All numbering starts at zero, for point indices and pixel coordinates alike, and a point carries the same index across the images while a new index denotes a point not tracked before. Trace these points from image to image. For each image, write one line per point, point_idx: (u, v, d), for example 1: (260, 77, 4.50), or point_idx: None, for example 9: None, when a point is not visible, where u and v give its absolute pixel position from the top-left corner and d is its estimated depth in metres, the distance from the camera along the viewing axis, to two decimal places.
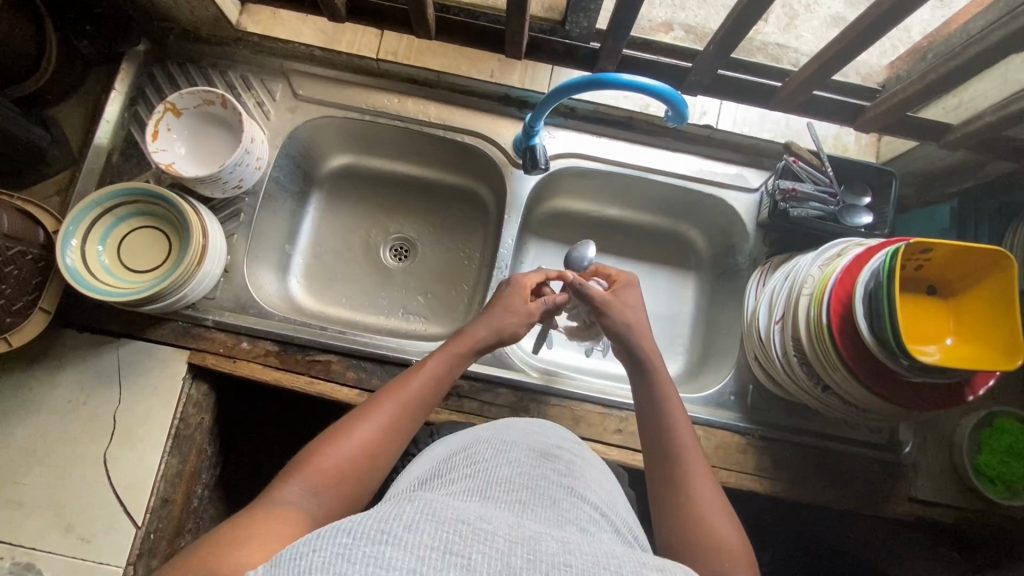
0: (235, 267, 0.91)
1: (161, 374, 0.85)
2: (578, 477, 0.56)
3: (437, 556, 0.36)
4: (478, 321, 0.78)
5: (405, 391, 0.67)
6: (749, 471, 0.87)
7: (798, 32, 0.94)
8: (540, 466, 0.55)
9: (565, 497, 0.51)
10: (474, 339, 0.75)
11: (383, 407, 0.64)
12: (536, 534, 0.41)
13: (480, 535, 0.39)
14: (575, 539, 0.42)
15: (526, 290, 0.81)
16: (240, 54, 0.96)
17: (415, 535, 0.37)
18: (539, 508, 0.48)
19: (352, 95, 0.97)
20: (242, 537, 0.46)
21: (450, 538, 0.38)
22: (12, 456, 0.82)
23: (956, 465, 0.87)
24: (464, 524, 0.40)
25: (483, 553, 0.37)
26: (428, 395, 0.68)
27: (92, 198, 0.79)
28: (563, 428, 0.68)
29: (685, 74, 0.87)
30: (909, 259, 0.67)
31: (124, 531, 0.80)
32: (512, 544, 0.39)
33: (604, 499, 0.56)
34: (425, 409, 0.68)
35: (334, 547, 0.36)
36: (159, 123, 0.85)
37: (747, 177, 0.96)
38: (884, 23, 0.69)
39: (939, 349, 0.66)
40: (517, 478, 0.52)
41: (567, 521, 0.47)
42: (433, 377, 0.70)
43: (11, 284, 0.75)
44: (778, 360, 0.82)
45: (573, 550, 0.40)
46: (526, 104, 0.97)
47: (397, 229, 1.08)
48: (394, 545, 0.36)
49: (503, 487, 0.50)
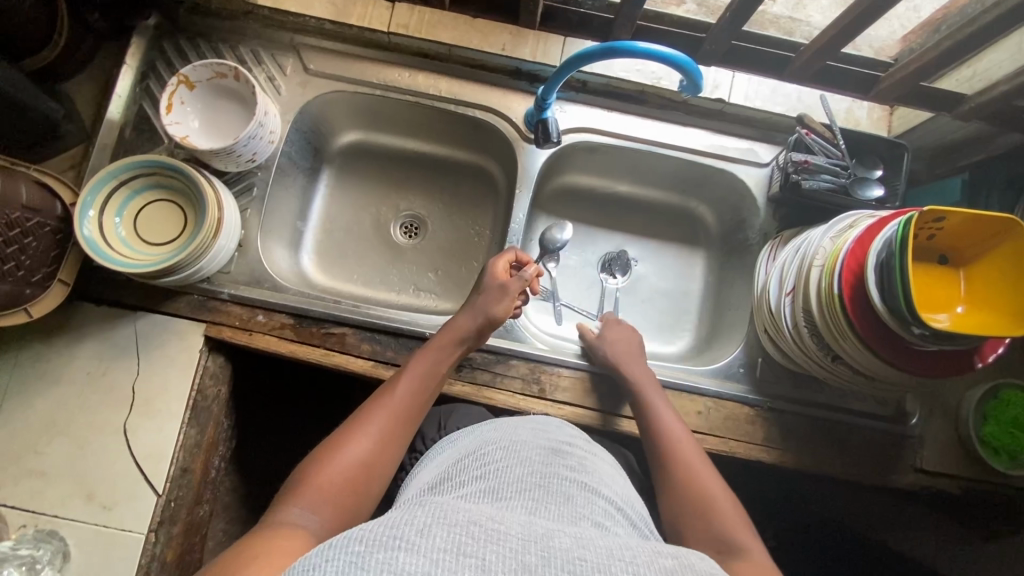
0: (249, 241, 0.92)
1: (178, 346, 0.86)
2: (590, 472, 0.58)
3: (451, 558, 0.37)
4: (459, 315, 0.80)
5: (395, 395, 0.68)
6: (758, 442, 0.88)
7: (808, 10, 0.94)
8: (550, 463, 0.56)
9: (577, 492, 0.53)
10: (457, 332, 0.78)
11: (374, 418, 0.65)
12: (548, 531, 0.43)
13: (493, 536, 0.40)
14: (588, 535, 0.44)
15: (498, 273, 0.83)
16: (250, 28, 0.96)
17: (427, 539, 0.39)
18: (552, 505, 0.50)
19: (362, 69, 0.96)
20: (253, 555, 0.46)
21: (463, 540, 0.39)
22: (33, 427, 0.83)
23: (961, 436, 0.88)
24: (476, 525, 0.41)
25: (497, 552, 0.39)
26: (419, 394, 0.70)
27: (109, 170, 0.79)
28: (567, 424, 0.69)
29: (700, 44, 0.86)
30: (922, 228, 0.67)
31: (145, 499, 0.82)
32: (526, 543, 0.40)
33: (617, 493, 0.58)
34: (418, 410, 0.69)
35: (345, 557, 0.37)
36: (172, 96, 0.85)
37: (758, 152, 0.96)
38: None
39: (950, 316, 0.67)
40: (528, 476, 0.53)
41: (580, 517, 0.49)
42: (422, 375, 0.72)
43: (30, 256, 0.75)
44: (789, 331, 0.83)
45: (586, 546, 0.42)
46: (537, 78, 0.97)
47: (407, 206, 1.08)
48: (406, 550, 0.37)
49: (514, 486, 0.52)
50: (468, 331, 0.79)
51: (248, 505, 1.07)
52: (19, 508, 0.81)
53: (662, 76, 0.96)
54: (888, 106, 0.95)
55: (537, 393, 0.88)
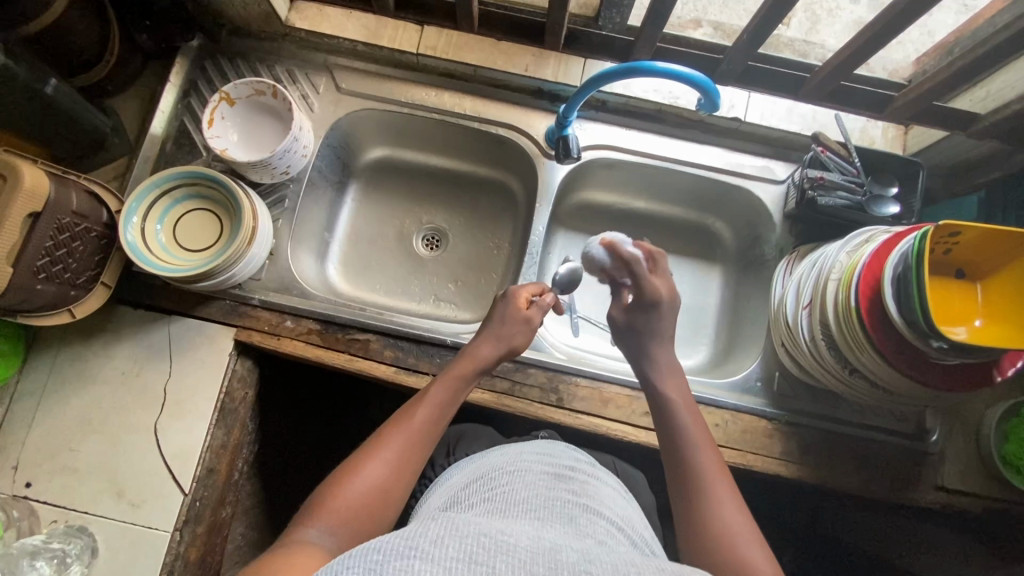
0: (279, 251, 0.95)
1: (209, 350, 0.90)
2: (593, 495, 0.59)
3: (464, 566, 0.39)
4: (482, 342, 0.79)
5: (412, 422, 0.68)
6: (776, 456, 0.88)
7: (822, 35, 0.97)
8: (554, 487, 0.58)
9: (582, 513, 0.54)
10: (478, 360, 0.77)
11: (393, 443, 0.65)
12: (555, 547, 0.44)
13: (503, 548, 0.42)
14: (594, 551, 0.45)
15: (520, 301, 0.83)
16: (287, 49, 1.02)
17: (441, 549, 0.40)
18: (558, 522, 0.51)
19: (391, 88, 1.01)
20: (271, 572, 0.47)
21: (474, 551, 0.41)
22: (69, 424, 0.86)
23: (983, 455, 0.87)
24: (486, 538, 0.42)
25: (508, 563, 0.40)
26: (435, 421, 0.69)
27: (153, 180, 0.84)
28: (575, 451, 0.72)
29: (717, 64, 0.89)
30: (937, 243, 0.68)
31: (172, 497, 0.84)
32: (534, 556, 0.42)
33: (619, 515, 0.59)
34: (433, 436, 0.69)
35: (364, 564, 0.38)
36: (214, 111, 0.90)
37: (774, 169, 0.98)
38: (915, 9, 0.70)
39: (968, 329, 0.67)
40: (534, 499, 0.55)
41: (586, 534, 0.50)
42: (439, 402, 0.71)
43: (77, 259, 0.80)
44: (806, 343, 0.84)
45: (591, 560, 0.43)
46: (557, 98, 1.00)
47: (429, 219, 1.12)
48: (422, 558, 0.39)
49: (520, 506, 0.54)
50: (488, 361, 0.78)
51: (269, 509, 1.09)
52: (52, 503, 0.83)
53: (679, 96, 0.99)
54: (903, 126, 0.97)
55: (555, 402, 0.90)
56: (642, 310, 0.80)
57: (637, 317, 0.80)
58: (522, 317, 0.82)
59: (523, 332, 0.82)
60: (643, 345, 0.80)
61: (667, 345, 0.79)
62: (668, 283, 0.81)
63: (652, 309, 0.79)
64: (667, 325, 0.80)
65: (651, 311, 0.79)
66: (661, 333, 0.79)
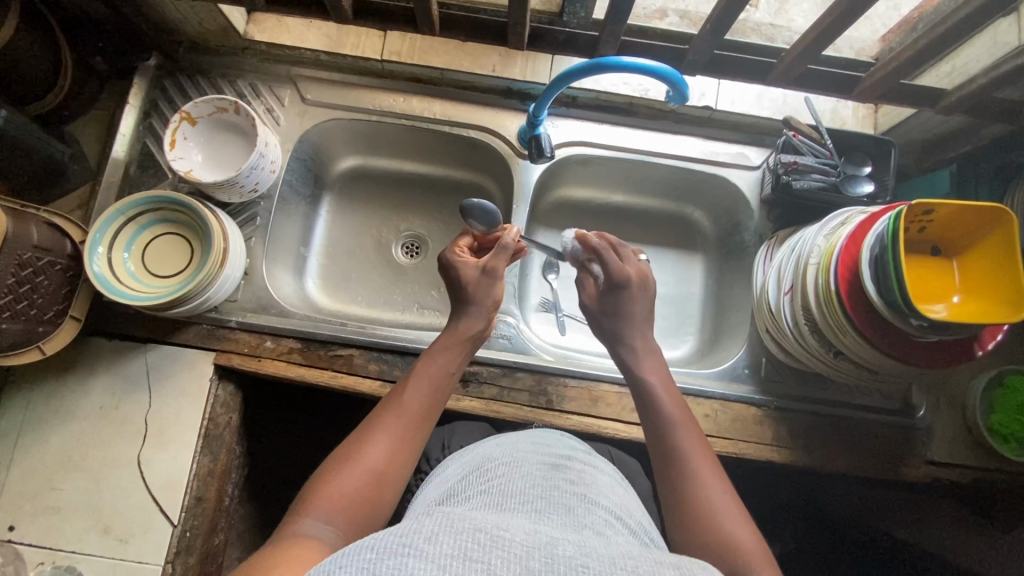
0: (254, 270, 0.94)
1: (189, 376, 0.88)
2: (589, 484, 0.59)
3: (459, 563, 0.38)
4: (463, 315, 0.78)
5: (404, 403, 0.67)
6: (767, 442, 0.88)
7: (791, 15, 0.96)
8: (551, 477, 0.57)
9: (579, 504, 0.53)
10: (463, 335, 0.77)
11: (385, 427, 0.65)
12: (551, 540, 0.43)
13: (497, 543, 0.40)
14: (591, 543, 0.44)
15: (456, 253, 0.82)
16: (247, 63, 0.99)
17: (435, 546, 0.39)
18: (555, 514, 0.50)
19: (360, 97, 0.99)
20: (269, 565, 0.46)
21: (468, 546, 0.40)
22: (48, 463, 0.84)
23: (970, 425, 0.89)
24: (482, 533, 0.41)
25: (503, 558, 0.39)
26: (427, 401, 0.69)
27: (116, 207, 0.81)
28: (571, 439, 0.72)
29: (683, 55, 0.88)
30: (913, 221, 0.69)
31: (161, 530, 0.82)
32: (529, 550, 0.40)
33: (617, 504, 0.59)
34: (427, 418, 0.68)
35: (358, 563, 0.37)
36: (176, 132, 0.87)
37: (749, 155, 0.98)
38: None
39: (948, 307, 0.68)
40: (531, 489, 0.54)
41: (584, 526, 0.49)
42: (429, 380, 0.71)
43: (42, 295, 0.77)
44: (790, 330, 0.84)
45: (589, 553, 0.42)
46: (527, 96, 0.99)
47: (408, 227, 1.10)
48: (415, 556, 0.38)
49: (516, 498, 0.53)
50: (473, 333, 0.77)
51: (262, 532, 1.07)
52: (39, 544, 0.81)
53: (650, 88, 0.99)
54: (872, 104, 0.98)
55: (545, 404, 0.89)
56: (610, 291, 0.78)
57: (609, 299, 0.78)
58: (476, 268, 0.80)
59: (479, 282, 0.79)
60: (618, 330, 0.77)
61: (642, 329, 0.77)
62: (637, 265, 0.78)
63: (622, 291, 0.77)
64: (641, 306, 0.77)
65: (623, 292, 0.77)
66: (633, 316, 0.77)
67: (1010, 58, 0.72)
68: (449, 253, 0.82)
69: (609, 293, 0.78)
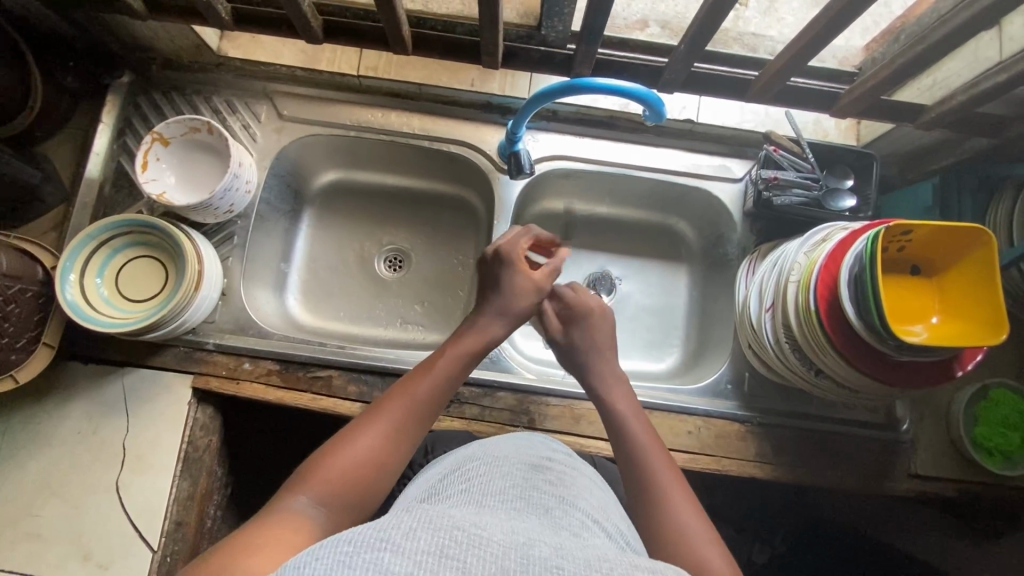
0: (232, 290, 0.93)
1: (167, 400, 0.87)
2: (569, 486, 0.58)
3: (434, 560, 0.37)
4: (490, 316, 0.73)
5: (415, 394, 0.64)
6: (750, 458, 0.88)
7: (779, 14, 0.89)
8: (531, 478, 0.56)
9: (557, 505, 0.52)
10: (486, 335, 0.72)
11: (390, 414, 0.62)
12: (528, 541, 0.42)
13: (474, 540, 0.39)
14: (567, 545, 0.43)
15: (518, 257, 0.77)
16: (222, 78, 0.97)
17: (412, 541, 0.38)
18: (534, 514, 0.49)
19: (337, 112, 0.98)
20: (253, 544, 0.45)
21: (446, 543, 0.38)
22: (26, 490, 0.83)
23: (953, 439, 0.88)
24: (460, 530, 0.40)
25: (479, 556, 0.38)
26: (437, 395, 0.65)
27: (88, 231, 0.80)
28: (556, 442, 0.71)
29: (661, 72, 0.86)
30: (891, 242, 0.68)
31: (141, 556, 0.82)
32: (505, 549, 0.39)
33: (597, 506, 0.57)
34: (433, 412, 0.65)
35: (333, 557, 0.36)
36: (148, 154, 0.86)
37: (731, 168, 0.97)
38: (846, 18, 0.68)
39: (926, 328, 0.67)
40: (511, 489, 0.54)
41: (561, 525, 0.48)
42: (443, 376, 0.67)
43: (14, 322, 0.76)
44: (772, 347, 0.83)
45: (565, 554, 0.41)
46: (507, 110, 0.98)
47: (390, 240, 1.09)
48: (392, 551, 0.37)
49: (495, 497, 0.52)
50: (496, 337, 0.73)
51: None
52: (18, 572, 0.80)
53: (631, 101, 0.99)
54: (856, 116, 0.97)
55: (527, 423, 0.88)
56: (575, 324, 0.79)
57: (572, 332, 0.79)
58: (529, 285, 0.75)
59: (523, 299, 0.75)
60: (586, 361, 0.77)
61: (607, 355, 0.78)
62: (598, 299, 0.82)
63: (583, 320, 0.79)
64: (602, 333, 0.79)
65: (582, 321, 0.79)
66: (596, 344, 0.78)
67: (991, 75, 0.71)
68: (509, 250, 0.76)
69: (574, 324, 0.80)
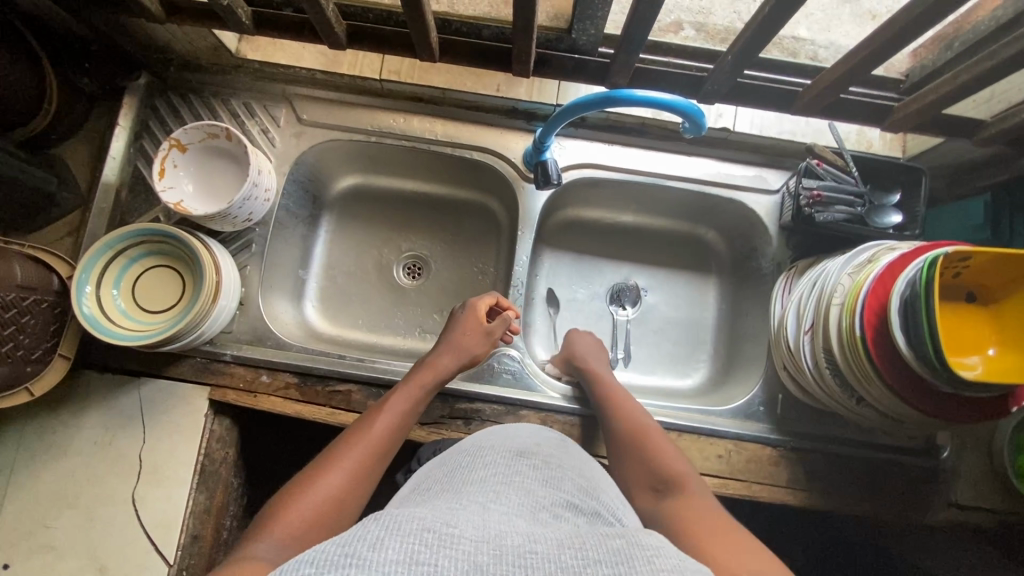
0: (250, 300, 0.91)
1: (183, 411, 0.85)
2: (554, 468, 0.55)
3: (405, 568, 0.34)
4: (442, 352, 0.80)
5: (373, 431, 0.67)
6: (782, 484, 0.85)
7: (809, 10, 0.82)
8: (513, 464, 0.54)
9: (539, 486, 0.50)
10: (438, 370, 0.78)
11: (351, 453, 0.63)
12: (501, 532, 0.40)
13: (445, 541, 0.37)
14: (541, 529, 0.42)
15: (479, 313, 0.85)
16: (240, 81, 0.95)
17: (379, 552, 0.35)
18: (513, 495, 0.47)
19: (359, 116, 0.95)
20: None
21: (416, 548, 0.36)
22: (41, 501, 0.82)
23: (996, 467, 0.84)
24: (429, 532, 0.38)
25: (451, 557, 0.36)
26: (394, 430, 0.69)
27: (104, 241, 0.78)
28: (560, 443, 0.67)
29: (702, 83, 0.82)
30: (947, 267, 0.64)
31: (156, 570, 0.80)
32: (477, 545, 0.38)
33: (583, 483, 0.55)
34: (391, 448, 0.67)
35: None
36: (164, 161, 0.84)
37: (767, 178, 0.93)
38: (909, 32, 0.64)
39: (982, 360, 0.63)
40: (492, 475, 0.51)
41: (540, 508, 0.46)
42: (398, 412, 0.71)
43: (28, 334, 0.75)
44: (809, 371, 0.79)
45: (536, 539, 0.40)
46: (534, 116, 0.95)
47: (409, 247, 1.06)
48: (358, 566, 0.34)
49: (476, 481, 0.49)
50: (450, 370, 0.79)
51: None
52: None
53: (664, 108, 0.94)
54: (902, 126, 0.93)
55: None
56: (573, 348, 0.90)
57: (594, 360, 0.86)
58: (482, 328, 0.84)
59: (479, 343, 0.83)
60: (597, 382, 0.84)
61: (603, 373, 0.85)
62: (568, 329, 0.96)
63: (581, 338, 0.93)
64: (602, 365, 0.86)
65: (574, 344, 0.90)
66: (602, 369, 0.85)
67: None
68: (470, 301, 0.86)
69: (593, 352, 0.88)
